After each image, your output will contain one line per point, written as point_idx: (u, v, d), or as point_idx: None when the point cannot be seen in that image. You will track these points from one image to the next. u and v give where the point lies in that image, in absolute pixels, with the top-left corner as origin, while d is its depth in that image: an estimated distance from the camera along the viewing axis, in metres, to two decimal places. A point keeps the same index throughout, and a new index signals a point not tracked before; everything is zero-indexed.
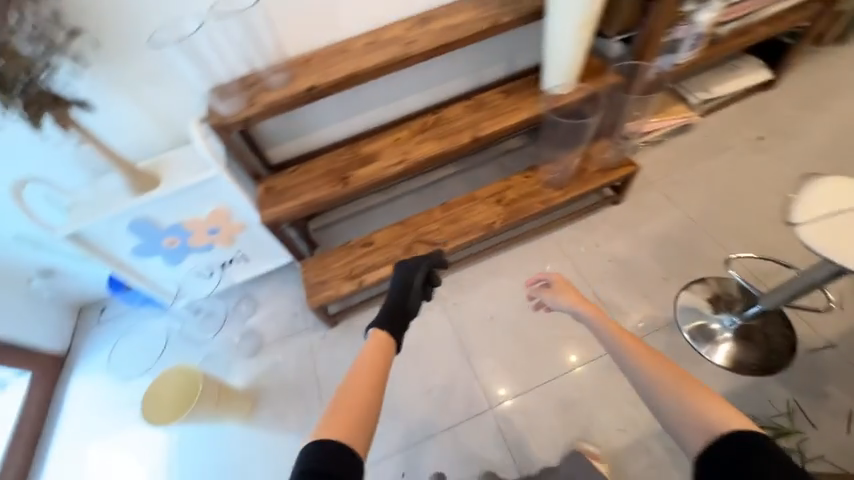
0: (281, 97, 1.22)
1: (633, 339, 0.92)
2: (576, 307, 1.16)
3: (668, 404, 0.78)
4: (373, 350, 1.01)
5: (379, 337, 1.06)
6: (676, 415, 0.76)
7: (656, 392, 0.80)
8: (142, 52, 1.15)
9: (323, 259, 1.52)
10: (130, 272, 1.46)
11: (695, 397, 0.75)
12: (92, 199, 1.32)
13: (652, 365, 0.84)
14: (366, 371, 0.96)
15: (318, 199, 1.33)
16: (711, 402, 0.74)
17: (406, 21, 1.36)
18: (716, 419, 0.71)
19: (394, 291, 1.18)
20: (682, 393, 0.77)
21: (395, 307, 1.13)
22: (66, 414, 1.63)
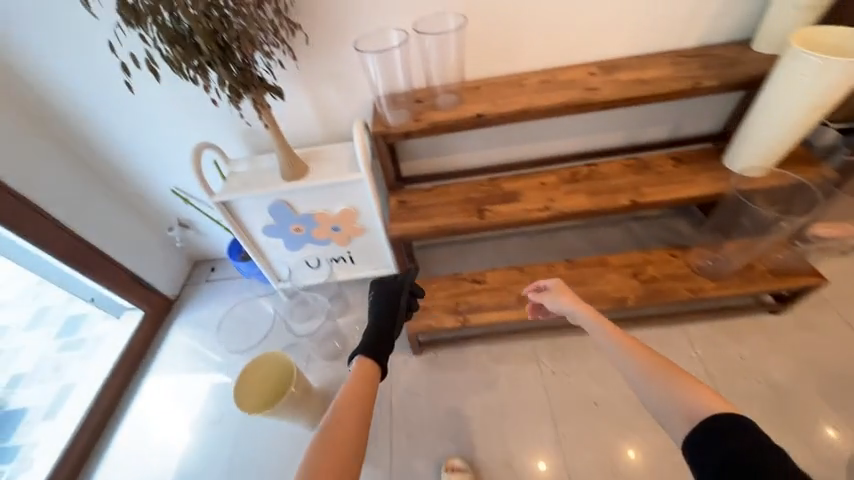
0: (447, 118, 1.21)
1: (619, 334, 0.86)
2: (574, 310, 1.03)
3: (652, 394, 0.73)
4: (354, 379, 0.99)
5: (365, 366, 1.03)
6: (667, 408, 0.70)
7: (643, 380, 0.75)
8: (338, 53, 1.24)
9: (430, 284, 1.46)
10: (254, 247, 1.54)
11: (677, 380, 0.71)
12: (247, 174, 1.42)
13: (637, 350, 0.80)
14: (348, 397, 0.94)
15: (449, 225, 1.28)
16: (689, 383, 0.70)
17: (588, 66, 1.29)
18: (694, 401, 0.67)
19: (378, 319, 1.18)
20: (668, 378, 0.72)
21: (378, 334, 1.13)
22: (161, 355, 1.75)
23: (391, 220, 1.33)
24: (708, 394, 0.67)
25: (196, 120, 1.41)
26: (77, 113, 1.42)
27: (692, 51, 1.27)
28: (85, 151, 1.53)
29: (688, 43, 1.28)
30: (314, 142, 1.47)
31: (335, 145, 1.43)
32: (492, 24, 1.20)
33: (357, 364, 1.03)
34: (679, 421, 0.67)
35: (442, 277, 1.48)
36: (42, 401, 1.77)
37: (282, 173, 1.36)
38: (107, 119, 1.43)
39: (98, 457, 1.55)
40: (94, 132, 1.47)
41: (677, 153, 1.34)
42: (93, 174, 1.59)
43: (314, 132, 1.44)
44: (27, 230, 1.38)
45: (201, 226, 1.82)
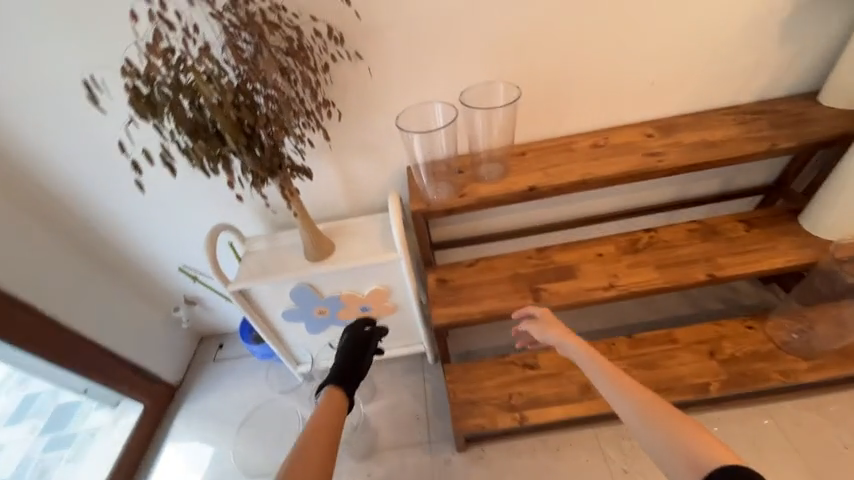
0: (496, 192, 1.08)
1: (616, 371, 0.78)
2: (562, 343, 0.93)
3: (655, 444, 0.65)
4: (322, 415, 0.89)
5: (331, 402, 0.95)
6: (669, 457, 0.62)
7: (640, 426, 0.68)
8: (370, 124, 1.12)
9: (474, 370, 1.28)
10: (273, 333, 1.36)
11: (678, 428, 0.64)
12: (267, 254, 1.27)
13: (633, 392, 0.72)
14: (323, 430, 0.85)
15: (501, 309, 1.12)
16: (691, 430, 0.63)
17: (641, 127, 1.18)
18: (696, 451, 0.60)
19: (343, 353, 1.10)
20: (669, 424, 0.65)
21: (350, 365, 1.06)
22: (180, 417, 1.61)
23: (432, 303, 1.16)
24: (712, 442, 0.60)
25: (209, 198, 1.27)
26: (76, 196, 1.28)
27: (754, 106, 1.16)
28: (83, 233, 1.37)
29: (747, 98, 1.18)
30: (338, 214, 1.33)
31: (363, 218, 1.30)
32: (537, 88, 1.11)
33: (323, 399, 0.95)
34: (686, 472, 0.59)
35: (488, 360, 1.29)
36: None
37: (308, 254, 1.21)
38: (109, 200, 1.29)
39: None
40: (94, 214, 1.33)
41: (746, 215, 1.21)
42: (92, 257, 1.43)
43: (339, 204, 1.31)
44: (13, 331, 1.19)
45: (210, 302, 1.65)
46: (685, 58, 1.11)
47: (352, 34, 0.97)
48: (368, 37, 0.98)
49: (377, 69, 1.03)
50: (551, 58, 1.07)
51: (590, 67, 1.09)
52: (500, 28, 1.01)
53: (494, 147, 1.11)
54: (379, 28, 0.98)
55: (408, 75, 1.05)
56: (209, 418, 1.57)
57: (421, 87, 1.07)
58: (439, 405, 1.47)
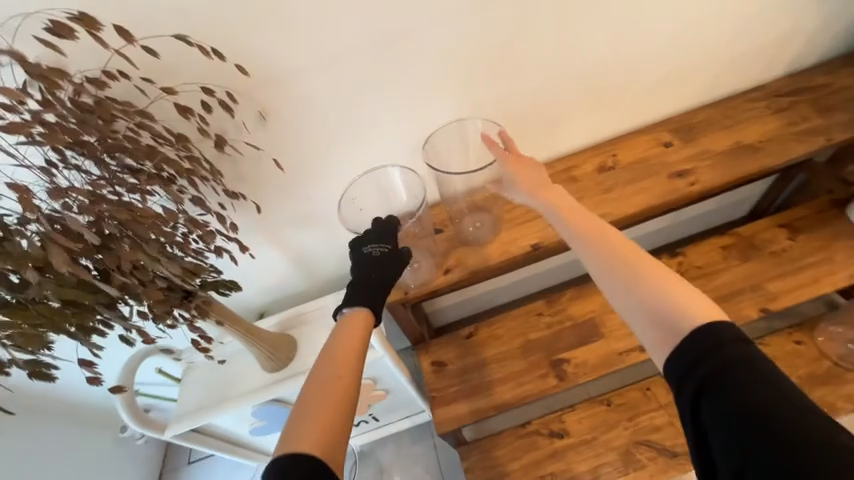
0: (492, 259, 0.82)
1: (584, 213, 0.61)
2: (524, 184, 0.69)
3: (628, 305, 0.51)
4: (345, 344, 0.59)
5: (357, 325, 0.63)
6: (647, 316, 0.50)
7: (616, 281, 0.53)
8: (304, 189, 0.84)
9: (493, 452, 1.06)
10: (245, 450, 1.11)
11: (654, 282, 0.50)
12: (213, 370, 0.99)
13: (604, 238, 0.56)
14: (341, 363, 0.56)
15: (517, 397, 0.90)
16: (670, 284, 0.50)
17: (655, 133, 0.92)
18: (677, 310, 0.48)
19: (367, 266, 0.72)
20: (644, 277, 0.51)
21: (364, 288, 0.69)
22: None
23: (432, 399, 0.93)
24: (699, 299, 0.48)
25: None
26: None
27: (786, 85, 0.92)
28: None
29: (777, 76, 0.94)
30: (291, 298, 1.07)
31: (323, 301, 1.02)
32: (520, 108, 0.83)
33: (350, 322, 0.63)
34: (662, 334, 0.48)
35: (508, 436, 1.07)
36: None
37: (265, 365, 0.94)
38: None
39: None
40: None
41: (784, 217, 1.00)
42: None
43: (291, 285, 1.04)
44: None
45: None
46: (706, 37, 0.84)
47: (238, 86, 0.68)
48: (265, 86, 0.70)
49: (289, 124, 0.75)
50: (534, 71, 0.79)
51: (585, 73, 0.82)
52: (458, 46, 0.73)
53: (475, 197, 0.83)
54: (287, 79, 0.70)
55: (337, 123, 0.77)
56: None
57: (359, 135, 0.80)
58: (456, 478, 1.26)
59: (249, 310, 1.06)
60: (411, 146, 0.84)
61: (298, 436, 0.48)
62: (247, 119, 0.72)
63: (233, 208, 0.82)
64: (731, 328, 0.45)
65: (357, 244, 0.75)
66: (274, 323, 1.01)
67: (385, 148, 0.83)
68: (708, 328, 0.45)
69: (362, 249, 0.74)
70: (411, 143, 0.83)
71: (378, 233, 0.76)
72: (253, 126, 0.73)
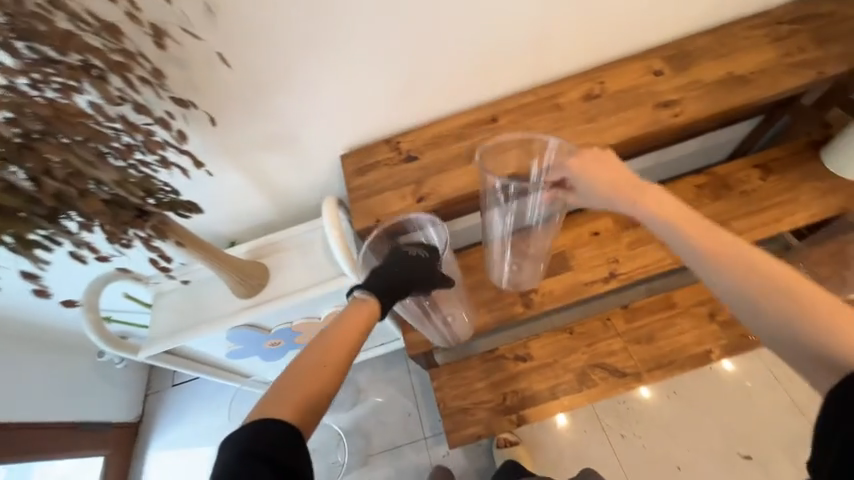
0: (467, 187, 0.80)
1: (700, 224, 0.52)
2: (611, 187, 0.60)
3: (773, 334, 0.44)
4: (342, 330, 0.59)
5: (361, 317, 0.62)
6: (802, 349, 0.42)
7: (758, 310, 0.45)
8: (264, 104, 0.77)
9: (461, 373, 1.14)
10: (224, 369, 1.16)
11: (806, 308, 0.42)
12: (183, 298, 0.98)
13: (730, 254, 0.48)
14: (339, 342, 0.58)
15: (486, 324, 0.94)
16: (829, 310, 0.41)
17: (646, 60, 0.87)
18: (838, 343, 0.40)
19: (405, 263, 0.70)
20: (793, 301, 0.43)
21: (396, 283, 0.68)
22: (156, 449, 1.46)
23: (404, 325, 0.96)
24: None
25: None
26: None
27: (790, 11, 0.86)
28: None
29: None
30: (262, 226, 1.04)
31: (295, 229, 1.00)
32: (506, 22, 0.76)
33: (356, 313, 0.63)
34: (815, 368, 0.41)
35: (477, 359, 1.15)
36: None
37: (236, 292, 0.94)
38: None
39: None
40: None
41: (761, 157, 1.00)
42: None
43: (261, 212, 1.00)
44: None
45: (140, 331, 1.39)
46: None
47: None
48: None
49: (241, 23, 0.66)
50: None
51: None
52: None
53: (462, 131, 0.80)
54: None
55: (299, 26, 0.68)
56: (186, 452, 1.43)
57: (324, 42, 0.71)
58: (428, 396, 1.37)
59: (219, 237, 1.03)
60: (382, 59, 0.76)
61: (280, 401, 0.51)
62: (189, 11, 0.63)
63: (184, 121, 0.75)
64: None
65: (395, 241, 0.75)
66: (243, 250, 0.99)
67: (355, 60, 0.75)
68: None
69: (400, 245, 0.74)
70: (383, 55, 0.76)
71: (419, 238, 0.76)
72: (196, 19, 0.64)
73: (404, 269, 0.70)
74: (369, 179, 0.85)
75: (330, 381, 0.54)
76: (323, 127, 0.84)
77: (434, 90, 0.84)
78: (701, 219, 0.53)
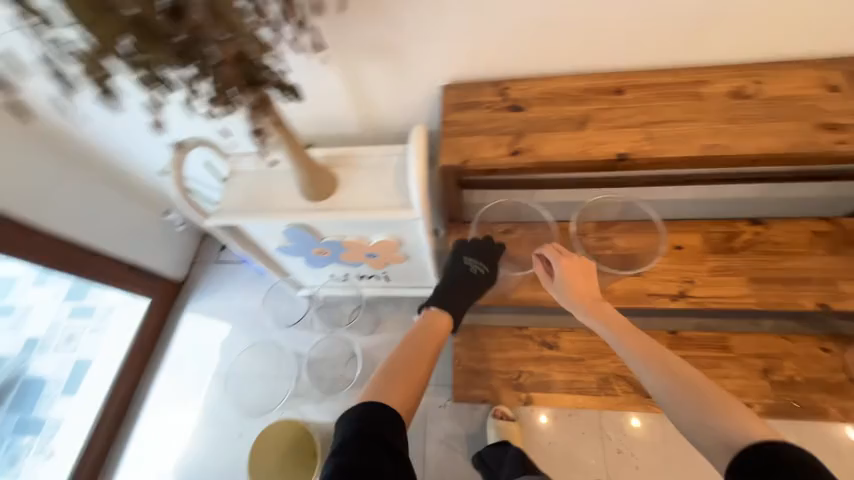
0: (567, 154, 0.73)
1: (636, 334, 0.69)
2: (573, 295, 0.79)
3: (685, 423, 0.56)
4: (426, 341, 0.79)
5: (437, 322, 0.83)
6: (708, 433, 0.54)
7: (672, 400, 0.59)
8: (384, 8, 0.73)
9: (486, 339, 1.14)
10: (269, 260, 1.23)
11: (714, 399, 0.55)
12: (254, 181, 1.02)
13: (656, 358, 0.64)
14: (425, 350, 0.77)
15: (531, 299, 0.92)
16: (730, 401, 0.54)
17: (824, 71, 0.73)
18: (733, 425, 0.52)
19: (462, 281, 0.89)
20: (703, 394, 0.57)
21: (453, 296, 0.88)
22: (192, 310, 1.62)
23: None
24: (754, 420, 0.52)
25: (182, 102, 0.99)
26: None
27: None
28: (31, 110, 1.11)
29: None
30: (341, 137, 1.04)
31: (376, 148, 0.99)
32: None
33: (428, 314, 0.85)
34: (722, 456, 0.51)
35: (503, 331, 1.14)
36: (55, 375, 1.67)
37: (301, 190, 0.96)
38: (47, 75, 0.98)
39: (114, 466, 1.43)
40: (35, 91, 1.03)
41: None
42: (56, 145, 1.21)
43: (345, 122, 0.99)
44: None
45: None
46: None
47: None
48: None
49: None
50: None
51: None
52: None
53: (583, 107, 0.77)
54: None
55: None
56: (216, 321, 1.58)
57: None
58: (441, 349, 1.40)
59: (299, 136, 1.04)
60: None
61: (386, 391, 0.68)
62: None
63: None
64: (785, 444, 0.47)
65: (461, 254, 0.91)
66: (318, 154, 1.00)
67: None
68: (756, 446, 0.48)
69: (465, 262, 0.90)
70: None
71: (479, 251, 0.91)
72: None
73: (462, 285, 0.89)
74: (467, 117, 0.79)
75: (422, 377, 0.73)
76: (435, 49, 0.79)
77: (567, 42, 0.75)
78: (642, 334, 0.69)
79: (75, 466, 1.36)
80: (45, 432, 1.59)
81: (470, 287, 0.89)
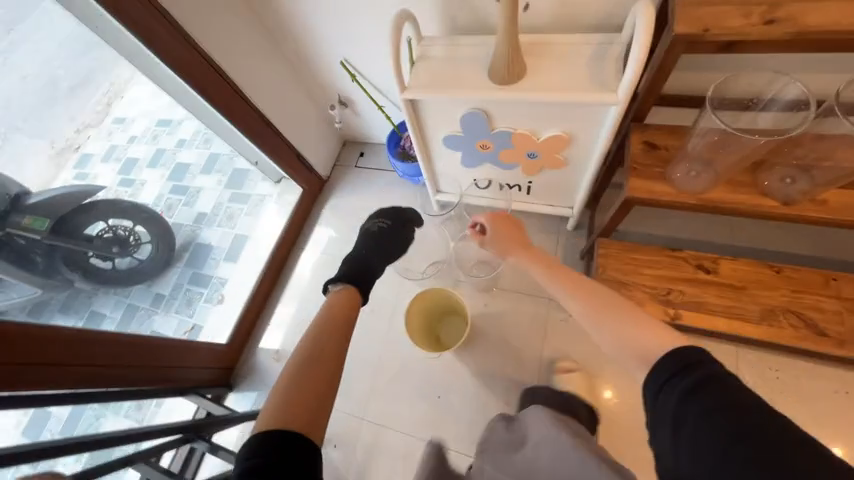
0: (837, 24, 0.67)
1: (568, 281, 0.89)
2: (513, 248, 1.12)
3: (612, 343, 0.73)
4: (328, 349, 0.99)
5: (341, 297, 1.14)
6: (624, 347, 0.70)
7: (593, 323, 0.78)
8: None
9: (633, 254, 1.16)
10: (426, 153, 1.31)
11: (624, 318, 0.73)
12: (442, 64, 1.09)
13: (584, 295, 0.83)
14: (327, 357, 0.97)
15: (725, 199, 0.88)
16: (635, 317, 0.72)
17: None
18: (641, 334, 0.68)
19: (369, 247, 1.32)
20: (615, 315, 0.75)
21: (363, 264, 1.26)
22: (335, 205, 1.85)
23: (631, 169, 0.95)
24: (658, 331, 0.67)
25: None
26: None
27: None
28: None
29: None
30: (525, 28, 1.07)
31: (570, 37, 0.99)
32: None
33: (340, 291, 1.15)
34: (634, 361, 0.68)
35: (653, 251, 1.15)
36: (220, 243, 2.03)
37: (492, 73, 1.01)
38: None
39: (266, 318, 1.72)
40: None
41: None
42: (256, 20, 1.33)
43: (537, 10, 1.01)
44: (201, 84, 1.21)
45: (360, 107, 1.63)
46: None
47: None
48: None
49: None
50: None
51: None
52: None
53: None
54: None
55: None
56: (356, 217, 1.79)
57: None
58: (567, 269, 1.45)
59: (484, 26, 1.11)
60: None
61: (279, 417, 0.83)
62: None
63: None
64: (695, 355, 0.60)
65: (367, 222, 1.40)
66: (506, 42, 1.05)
67: None
68: (671, 358, 0.61)
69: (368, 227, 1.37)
70: None
71: (388, 217, 1.38)
72: None
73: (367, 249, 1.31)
74: None
75: (324, 388, 0.92)
76: None
77: None
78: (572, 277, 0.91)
79: (242, 311, 1.65)
80: (211, 285, 1.98)
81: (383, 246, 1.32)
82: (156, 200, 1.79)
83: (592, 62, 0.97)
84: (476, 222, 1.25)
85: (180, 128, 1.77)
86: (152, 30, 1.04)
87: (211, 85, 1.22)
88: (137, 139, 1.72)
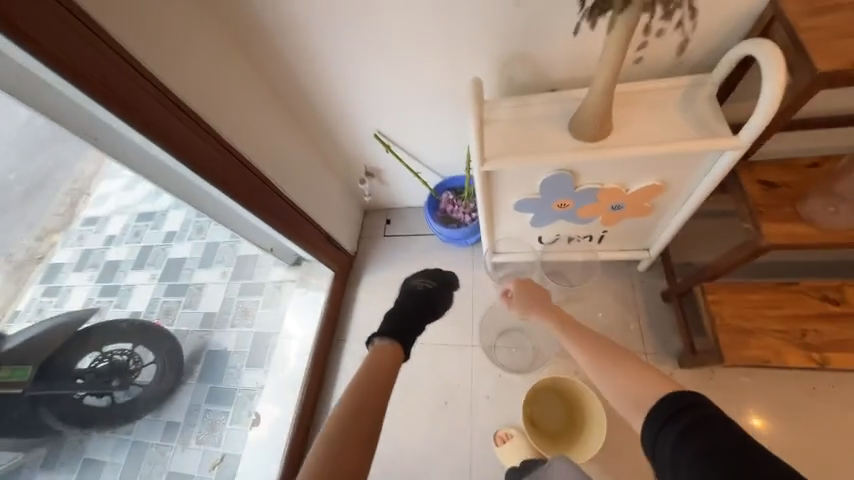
0: None
1: (566, 323, 1.00)
2: (532, 310, 1.08)
3: (614, 394, 0.81)
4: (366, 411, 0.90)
5: (382, 352, 1.04)
6: (623, 397, 0.79)
7: (595, 372, 0.87)
8: None
9: (744, 295, 1.05)
10: (489, 220, 1.17)
11: (622, 364, 0.83)
12: (512, 128, 0.98)
13: (582, 340, 0.94)
14: (365, 416, 0.89)
15: None
16: (632, 364, 0.82)
17: None
18: (638, 382, 0.78)
19: (409, 295, 1.28)
20: (614, 362, 0.85)
21: (402, 317, 1.17)
22: (369, 282, 1.65)
23: (759, 213, 0.85)
24: (655, 382, 0.76)
25: (439, 49, 0.98)
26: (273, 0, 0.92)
27: None
28: (271, 62, 1.08)
29: None
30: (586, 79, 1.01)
31: (655, 82, 0.92)
32: None
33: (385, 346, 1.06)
34: (635, 412, 0.76)
35: (766, 288, 1.05)
36: (238, 346, 1.68)
37: (579, 132, 0.91)
38: (315, 18, 0.95)
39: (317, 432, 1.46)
40: (298, 46, 1.02)
41: None
42: (280, 103, 1.19)
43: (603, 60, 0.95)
44: (236, 184, 1.02)
45: (389, 175, 1.50)
46: None
47: None
48: None
49: None
50: None
51: None
52: None
53: None
54: None
55: None
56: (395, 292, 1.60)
57: None
58: (652, 316, 1.33)
59: (543, 81, 1.03)
60: None
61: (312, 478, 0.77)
62: None
63: None
64: (688, 396, 0.68)
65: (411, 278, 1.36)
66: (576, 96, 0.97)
67: None
68: (665, 401, 0.70)
69: (412, 281, 1.35)
70: None
71: (434, 277, 1.37)
72: None
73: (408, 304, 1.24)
74: (832, 21, 0.71)
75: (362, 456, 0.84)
76: None
77: None
78: (574, 324, 0.99)
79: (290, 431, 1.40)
80: (236, 401, 1.59)
81: (426, 306, 1.26)
82: (149, 304, 1.67)
83: (684, 106, 0.90)
84: (503, 284, 1.20)
85: (163, 222, 1.79)
86: (186, 141, 0.87)
87: (235, 173, 1.01)
88: (116, 239, 1.78)
